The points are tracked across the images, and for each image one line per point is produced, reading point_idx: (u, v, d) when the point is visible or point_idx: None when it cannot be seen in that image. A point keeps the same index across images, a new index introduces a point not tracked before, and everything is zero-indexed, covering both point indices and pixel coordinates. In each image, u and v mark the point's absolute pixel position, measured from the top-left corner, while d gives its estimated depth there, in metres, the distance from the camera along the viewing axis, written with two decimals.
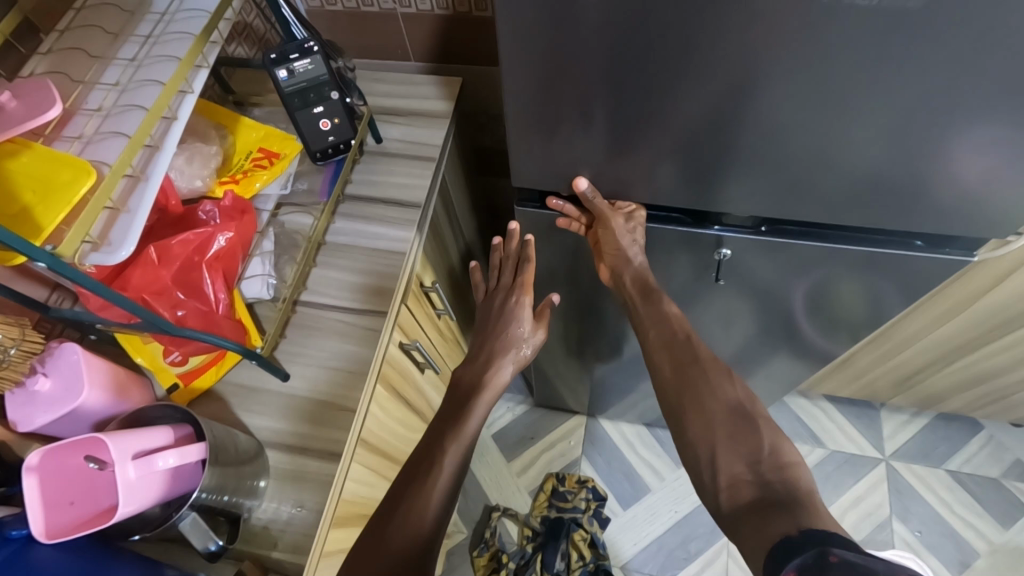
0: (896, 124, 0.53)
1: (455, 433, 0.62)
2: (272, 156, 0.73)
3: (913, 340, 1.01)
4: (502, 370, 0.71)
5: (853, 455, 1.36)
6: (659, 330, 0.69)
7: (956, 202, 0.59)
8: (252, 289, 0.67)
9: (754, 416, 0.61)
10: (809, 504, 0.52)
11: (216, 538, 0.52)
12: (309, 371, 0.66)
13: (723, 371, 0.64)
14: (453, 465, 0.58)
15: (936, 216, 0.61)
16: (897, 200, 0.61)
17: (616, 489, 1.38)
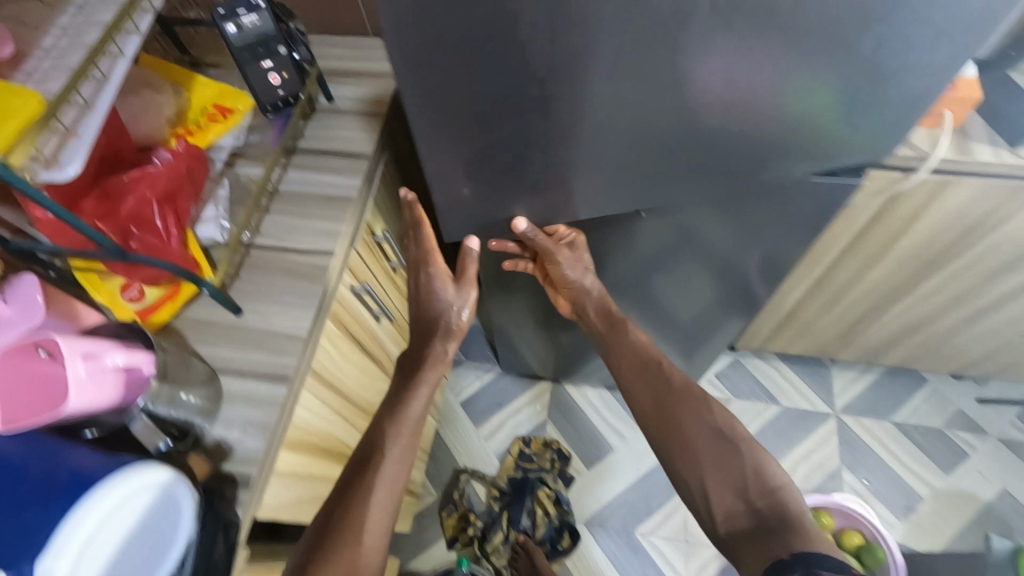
0: (736, 88, 0.58)
1: (400, 416, 0.78)
2: (225, 111, 0.78)
3: (850, 287, 1.07)
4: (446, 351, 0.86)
5: (806, 411, 1.42)
6: (629, 355, 0.89)
7: (796, 149, 0.67)
8: (205, 231, 0.72)
9: (735, 442, 0.76)
10: (794, 525, 0.65)
11: (166, 440, 0.57)
12: (260, 305, 0.71)
13: (702, 403, 0.81)
14: (401, 448, 0.74)
15: (781, 166, 0.69)
16: (748, 155, 0.67)
17: (580, 449, 1.43)
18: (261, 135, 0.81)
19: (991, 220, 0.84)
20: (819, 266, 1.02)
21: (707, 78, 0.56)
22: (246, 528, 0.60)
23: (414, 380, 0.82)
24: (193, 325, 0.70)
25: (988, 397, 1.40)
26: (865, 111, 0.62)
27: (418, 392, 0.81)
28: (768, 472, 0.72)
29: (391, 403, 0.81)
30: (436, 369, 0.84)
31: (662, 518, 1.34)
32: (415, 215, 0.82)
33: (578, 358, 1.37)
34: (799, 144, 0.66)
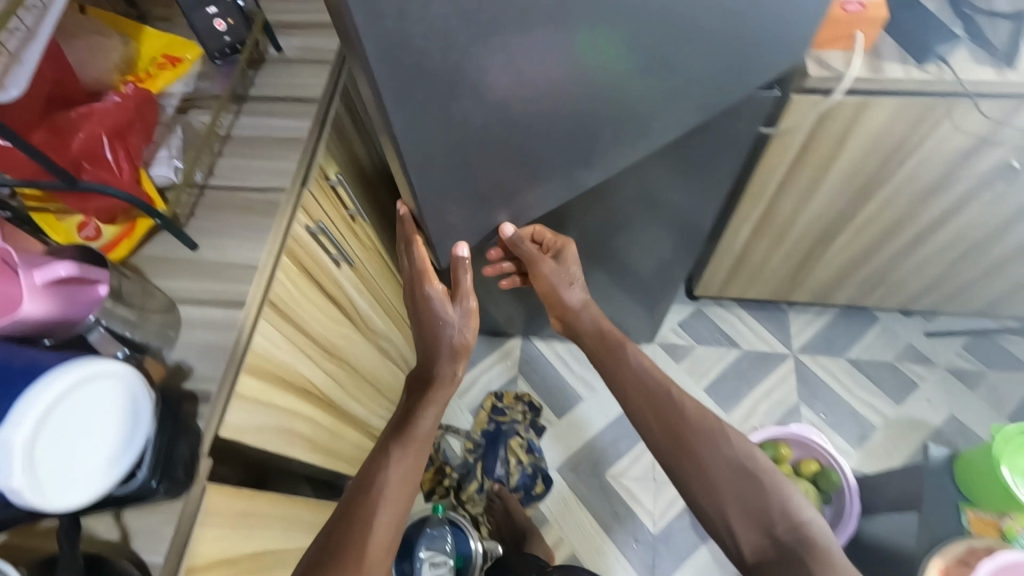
0: (578, 65, 0.59)
1: (407, 437, 0.78)
2: (174, 60, 0.80)
3: (793, 221, 1.12)
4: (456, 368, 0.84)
5: (765, 353, 1.48)
6: (636, 385, 0.87)
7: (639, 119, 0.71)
8: (159, 171, 0.74)
9: (754, 471, 0.75)
10: (821, 562, 0.68)
11: (123, 348, 0.61)
12: (215, 240, 0.74)
13: (721, 431, 0.78)
14: (404, 466, 0.75)
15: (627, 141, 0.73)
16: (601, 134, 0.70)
17: (551, 401, 1.47)
18: (209, 80, 0.82)
19: (912, 140, 0.89)
20: (762, 199, 1.07)
21: (553, 62, 0.57)
22: (208, 439, 0.64)
23: (423, 400, 0.82)
24: (150, 261, 0.73)
25: (936, 330, 1.47)
26: (717, 45, 0.66)
27: (423, 416, 0.80)
28: (793, 507, 0.73)
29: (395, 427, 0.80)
30: (445, 387, 0.83)
31: (631, 460, 1.39)
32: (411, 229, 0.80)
33: (544, 312, 1.41)
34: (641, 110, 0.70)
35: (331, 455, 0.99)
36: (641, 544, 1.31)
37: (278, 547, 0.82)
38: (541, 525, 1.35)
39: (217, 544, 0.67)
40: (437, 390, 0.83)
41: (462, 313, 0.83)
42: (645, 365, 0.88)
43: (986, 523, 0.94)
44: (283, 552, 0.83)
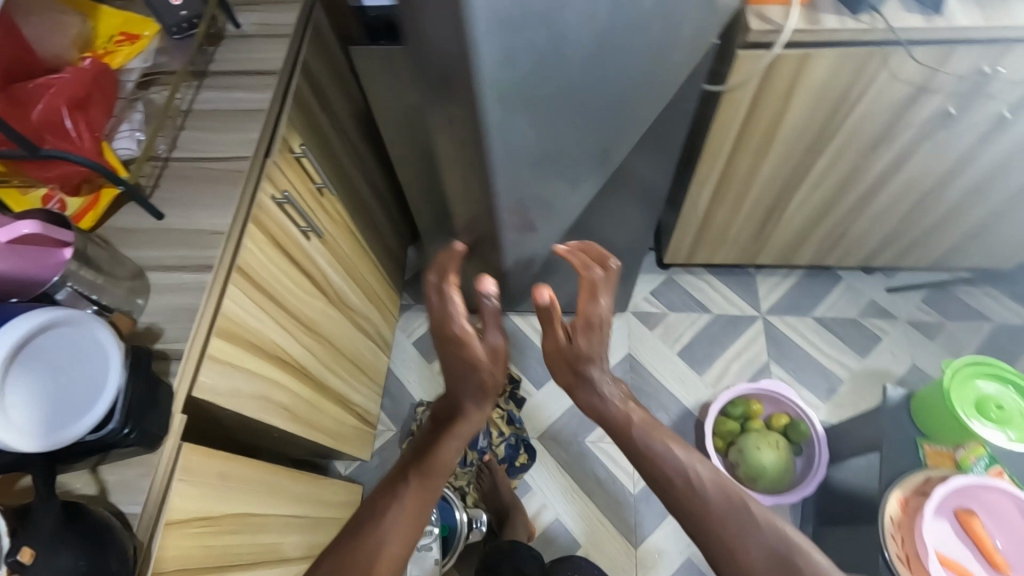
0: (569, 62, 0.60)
1: (421, 475, 0.81)
2: (133, 37, 0.81)
3: (751, 181, 1.16)
4: (474, 405, 0.86)
5: (735, 316, 1.52)
6: (654, 468, 0.81)
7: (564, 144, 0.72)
8: (121, 145, 0.75)
9: (794, 557, 0.73)
10: None
11: (94, 305, 0.63)
12: (180, 209, 0.75)
13: (756, 522, 0.75)
14: (407, 510, 0.78)
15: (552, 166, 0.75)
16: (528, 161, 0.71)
17: (529, 373, 1.50)
18: (168, 55, 0.83)
19: (855, 91, 0.94)
20: (719, 160, 1.10)
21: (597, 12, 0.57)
22: (181, 395, 0.66)
23: (445, 428, 0.86)
24: (117, 231, 0.74)
25: (897, 287, 1.50)
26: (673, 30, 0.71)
27: (438, 455, 0.83)
28: None
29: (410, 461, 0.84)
30: (464, 421, 0.86)
31: None
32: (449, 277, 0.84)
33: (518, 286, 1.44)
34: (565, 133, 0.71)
35: (311, 425, 1.01)
36: (623, 505, 1.35)
37: (261, 510, 0.85)
38: (524, 494, 1.37)
39: (197, 499, 0.69)
40: (454, 422, 0.86)
41: (488, 353, 0.84)
42: (668, 445, 0.82)
43: (942, 455, 0.99)
44: (265, 515, 0.85)
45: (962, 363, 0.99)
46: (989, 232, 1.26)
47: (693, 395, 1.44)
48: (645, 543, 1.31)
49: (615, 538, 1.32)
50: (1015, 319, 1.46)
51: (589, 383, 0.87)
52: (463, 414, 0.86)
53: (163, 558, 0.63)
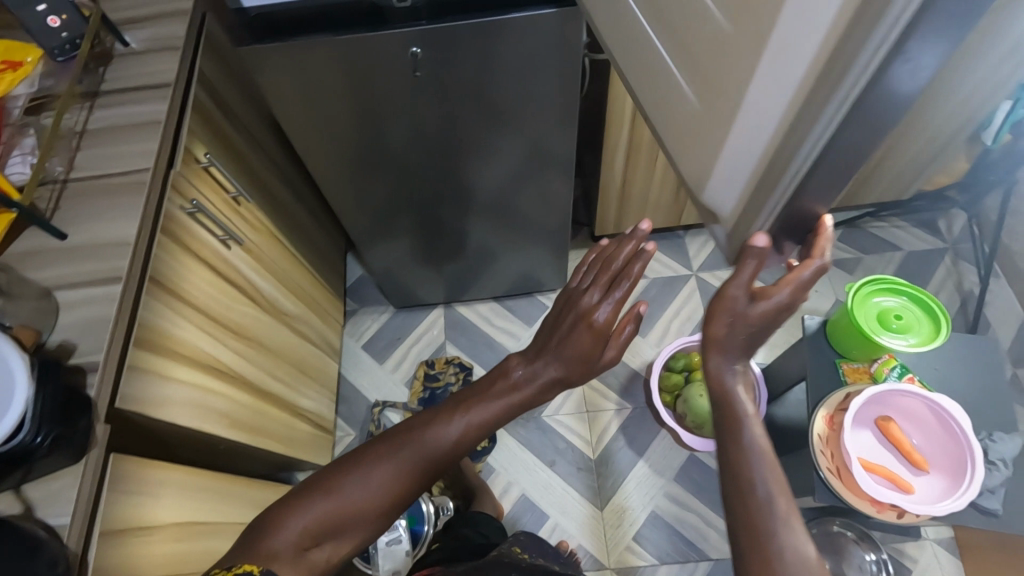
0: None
1: (435, 441, 0.67)
2: (15, 64, 0.80)
3: (657, 144, 1.22)
4: (549, 371, 0.74)
5: (670, 277, 1.59)
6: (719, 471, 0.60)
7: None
8: (16, 173, 0.76)
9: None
10: None
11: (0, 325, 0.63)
12: (83, 226, 0.75)
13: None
14: (392, 482, 0.65)
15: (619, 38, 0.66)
16: (653, 62, 0.59)
17: (481, 358, 1.53)
18: (55, 79, 0.83)
19: None
20: (624, 127, 1.17)
21: None
22: (103, 405, 0.66)
23: (500, 386, 0.74)
24: (18, 255, 0.73)
25: (853, 218, 1.50)
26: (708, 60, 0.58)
27: (453, 422, 0.69)
28: None
29: (432, 421, 0.69)
30: (522, 390, 0.73)
31: (563, 398, 1.45)
32: (624, 253, 0.76)
33: (456, 275, 1.47)
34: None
35: (257, 432, 1.00)
36: (585, 470, 1.39)
37: (212, 518, 0.84)
38: (489, 476, 1.39)
39: (135, 507, 0.69)
40: (509, 388, 0.73)
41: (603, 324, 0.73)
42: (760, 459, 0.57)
43: (860, 371, 1.07)
44: (218, 522, 0.85)
45: (863, 284, 1.05)
46: (882, 165, 1.35)
47: (640, 357, 1.49)
48: (610, 504, 1.35)
49: (581, 505, 1.36)
50: (923, 246, 1.57)
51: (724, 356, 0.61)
52: (524, 383, 0.74)
53: (102, 568, 0.63)
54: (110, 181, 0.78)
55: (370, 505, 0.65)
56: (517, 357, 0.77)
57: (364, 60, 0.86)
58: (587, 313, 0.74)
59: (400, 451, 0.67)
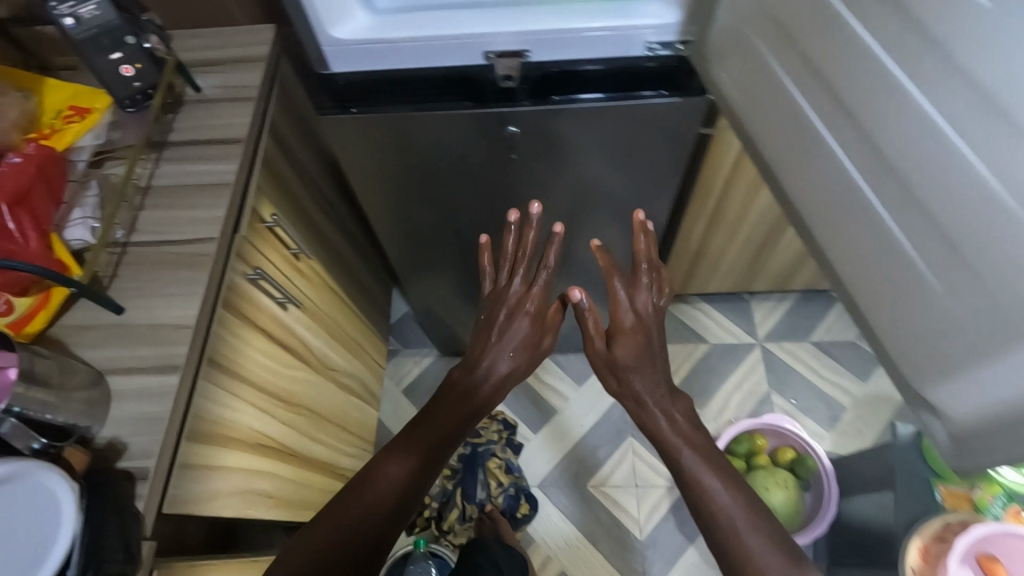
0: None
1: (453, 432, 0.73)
2: (83, 111, 0.76)
3: (743, 216, 1.13)
4: (499, 366, 0.82)
5: (732, 345, 1.49)
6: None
7: (791, 94, 0.62)
8: (74, 234, 0.69)
9: None
10: None
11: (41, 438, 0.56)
12: (143, 301, 0.69)
13: None
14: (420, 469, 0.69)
15: (786, 141, 0.66)
16: (832, 177, 0.61)
17: (525, 416, 1.45)
18: (123, 130, 0.77)
19: None
20: (711, 197, 1.08)
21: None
22: (149, 521, 0.60)
23: (455, 396, 0.78)
24: (72, 330, 0.68)
25: None
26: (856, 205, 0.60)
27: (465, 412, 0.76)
28: None
29: (403, 443, 0.71)
30: (483, 387, 0.80)
31: (611, 468, 1.38)
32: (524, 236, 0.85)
33: None
34: (800, 64, 0.59)
35: (299, 508, 0.94)
36: (630, 552, 1.30)
37: None
38: (528, 547, 1.32)
39: None
40: (466, 392, 0.79)
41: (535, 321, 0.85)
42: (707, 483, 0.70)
43: (959, 496, 0.96)
44: None
45: None
46: None
47: None
48: None
49: None
50: None
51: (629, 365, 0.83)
52: (475, 390, 0.79)
53: None
54: (173, 249, 0.72)
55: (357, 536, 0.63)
56: (458, 371, 0.82)
57: (450, 146, 0.75)
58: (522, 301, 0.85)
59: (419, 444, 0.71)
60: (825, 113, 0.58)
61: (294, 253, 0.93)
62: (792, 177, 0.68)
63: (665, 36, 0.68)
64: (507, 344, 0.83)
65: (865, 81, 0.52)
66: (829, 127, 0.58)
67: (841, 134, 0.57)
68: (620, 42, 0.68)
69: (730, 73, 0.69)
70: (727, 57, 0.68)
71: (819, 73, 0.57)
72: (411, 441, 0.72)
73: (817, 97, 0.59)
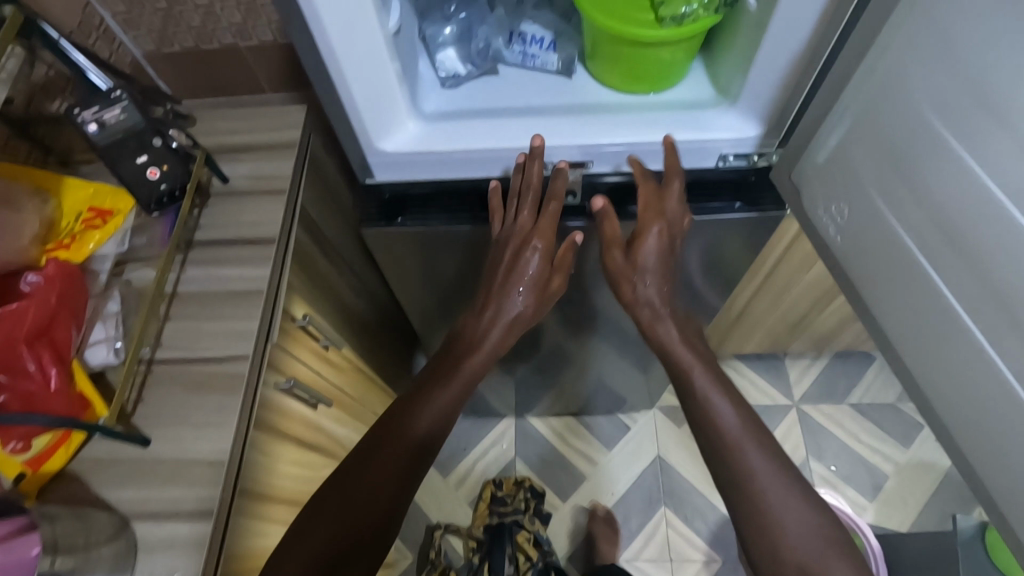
0: None
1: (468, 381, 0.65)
2: (104, 214, 0.70)
3: (790, 288, 1.08)
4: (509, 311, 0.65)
5: (768, 407, 1.43)
6: None
7: (905, 247, 0.52)
8: (96, 357, 0.64)
9: None
10: None
11: None
12: (173, 430, 0.64)
13: None
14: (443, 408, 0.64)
15: (895, 297, 0.55)
16: (962, 347, 0.50)
17: (553, 483, 1.39)
18: (148, 237, 0.72)
19: None
20: (761, 268, 1.03)
21: None
22: None
23: (459, 352, 0.66)
24: (95, 466, 0.62)
25: None
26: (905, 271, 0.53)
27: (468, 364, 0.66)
28: None
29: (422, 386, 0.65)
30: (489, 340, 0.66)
31: (643, 540, 1.32)
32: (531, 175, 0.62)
33: (535, 391, 1.34)
34: (894, 181, 0.51)
35: None
36: None
37: None
38: None
39: None
40: (470, 347, 0.66)
41: (546, 262, 0.64)
42: (718, 408, 0.62)
43: None
44: None
45: None
46: None
47: None
48: None
49: None
50: None
51: (650, 269, 0.66)
52: (481, 339, 0.66)
53: None
54: (202, 369, 0.67)
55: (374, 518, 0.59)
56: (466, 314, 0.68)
57: None
58: (530, 235, 0.63)
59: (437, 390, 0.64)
60: (867, 164, 0.54)
61: (325, 344, 0.88)
62: (899, 337, 0.56)
63: (742, 147, 0.65)
64: (514, 285, 0.64)
65: (993, 225, 0.44)
66: (957, 289, 0.49)
67: (897, 202, 0.52)
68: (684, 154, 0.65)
69: (830, 207, 0.59)
70: (823, 186, 0.59)
71: (885, 145, 0.51)
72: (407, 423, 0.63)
73: (944, 256, 0.49)
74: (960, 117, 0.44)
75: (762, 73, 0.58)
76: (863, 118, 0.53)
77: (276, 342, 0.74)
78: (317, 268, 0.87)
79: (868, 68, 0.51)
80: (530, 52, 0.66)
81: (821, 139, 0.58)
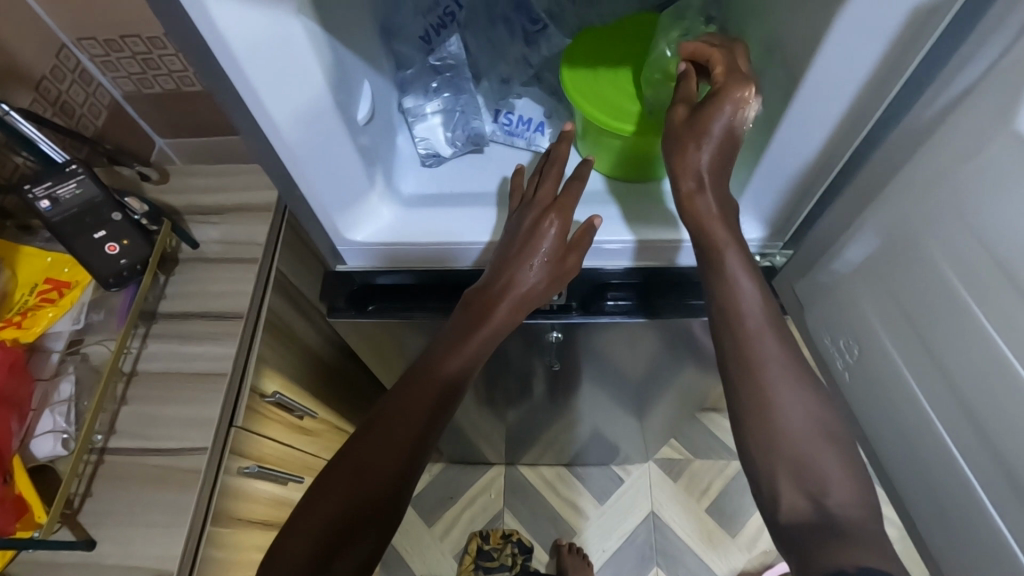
0: None
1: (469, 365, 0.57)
2: (60, 286, 0.66)
3: None
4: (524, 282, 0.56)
5: None
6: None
7: (910, 388, 0.46)
8: (42, 449, 0.59)
9: None
10: None
11: None
12: (120, 532, 0.59)
13: None
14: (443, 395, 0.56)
15: (905, 458, 0.48)
16: (979, 536, 0.43)
17: (541, 535, 1.34)
18: (106, 312, 0.67)
19: None
20: None
21: None
22: None
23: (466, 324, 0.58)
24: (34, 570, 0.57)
25: None
26: (910, 415, 0.47)
27: (470, 344, 0.57)
28: None
29: (420, 373, 0.57)
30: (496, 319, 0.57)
31: None
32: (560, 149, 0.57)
33: (526, 441, 1.29)
34: (899, 315, 0.46)
35: None
36: None
37: None
38: None
39: None
40: (482, 317, 0.57)
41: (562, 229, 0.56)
42: (744, 304, 0.53)
43: None
44: None
45: None
46: None
47: (727, 562, 1.29)
48: None
49: None
50: None
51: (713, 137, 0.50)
52: (492, 309, 0.57)
53: None
54: (156, 463, 0.62)
55: (373, 510, 0.53)
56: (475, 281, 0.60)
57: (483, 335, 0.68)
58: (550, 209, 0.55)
59: (437, 378, 0.56)
60: (873, 291, 0.48)
61: (299, 411, 0.83)
62: (907, 490, 0.49)
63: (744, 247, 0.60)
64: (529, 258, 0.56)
65: (1002, 388, 0.38)
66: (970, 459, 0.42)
67: (902, 339, 0.46)
68: (680, 251, 0.61)
69: (835, 336, 0.54)
70: (832, 311, 0.54)
71: (896, 272, 0.46)
72: (404, 414, 0.55)
73: (956, 419, 0.43)
74: (973, 276, 0.39)
75: (766, 177, 0.54)
76: (876, 242, 0.47)
77: (243, 423, 0.69)
78: (296, 332, 0.82)
79: (884, 197, 0.46)
80: (515, 130, 0.63)
81: (836, 253, 0.52)
